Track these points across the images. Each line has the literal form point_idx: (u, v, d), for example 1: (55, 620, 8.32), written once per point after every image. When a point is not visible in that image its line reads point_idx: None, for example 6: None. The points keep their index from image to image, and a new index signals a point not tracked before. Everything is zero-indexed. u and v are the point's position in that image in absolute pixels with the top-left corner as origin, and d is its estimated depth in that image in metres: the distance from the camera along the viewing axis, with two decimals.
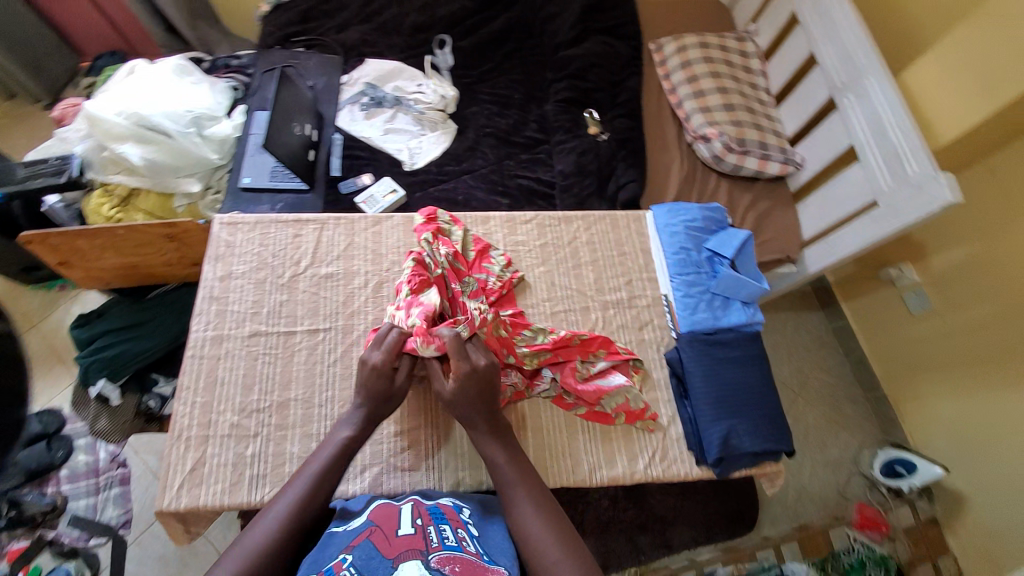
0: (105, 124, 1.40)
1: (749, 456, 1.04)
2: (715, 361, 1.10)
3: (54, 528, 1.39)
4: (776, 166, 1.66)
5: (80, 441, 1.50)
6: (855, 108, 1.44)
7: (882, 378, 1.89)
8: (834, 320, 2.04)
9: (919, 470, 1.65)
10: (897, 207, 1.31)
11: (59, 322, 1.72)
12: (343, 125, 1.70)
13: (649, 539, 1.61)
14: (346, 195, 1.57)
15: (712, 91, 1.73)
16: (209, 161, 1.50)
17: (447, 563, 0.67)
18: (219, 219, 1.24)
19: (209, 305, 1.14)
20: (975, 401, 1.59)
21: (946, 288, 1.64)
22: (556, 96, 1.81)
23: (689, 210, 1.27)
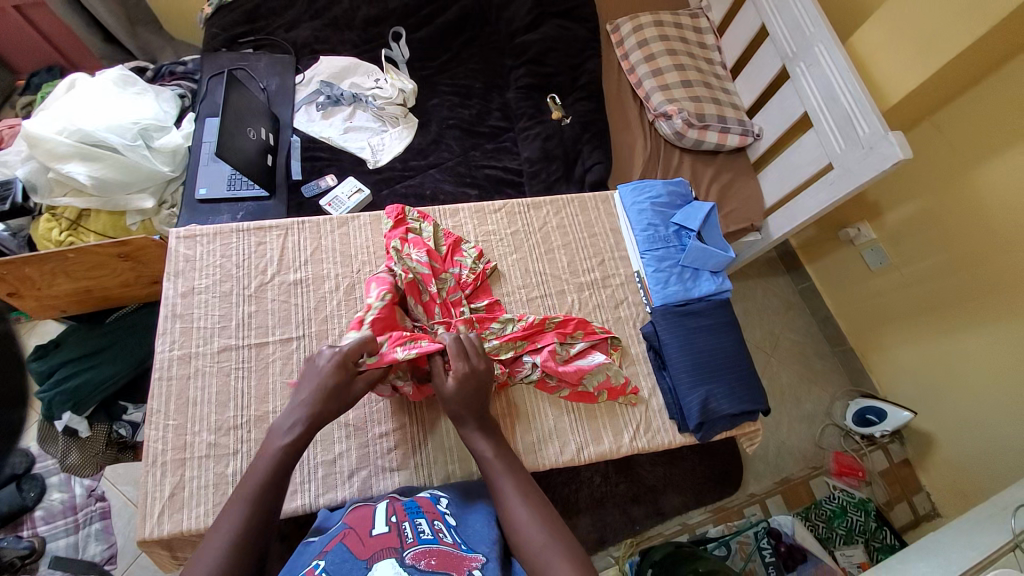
0: (45, 143, 1.31)
1: (728, 420, 1.07)
2: (688, 331, 1.13)
3: (35, 572, 1.35)
4: (735, 138, 1.71)
5: (54, 479, 1.44)
6: (806, 76, 1.48)
7: (847, 333, 1.99)
8: (799, 283, 2.13)
9: (890, 416, 1.75)
10: (850, 169, 1.36)
11: None
12: (300, 127, 1.65)
13: (642, 509, 1.68)
14: (310, 198, 1.54)
15: (670, 68, 1.75)
16: (161, 175, 1.44)
17: (422, 557, 0.69)
18: (176, 233, 1.19)
19: (173, 324, 1.10)
20: (933, 346, 1.70)
21: (900, 242, 1.72)
22: (517, 83, 1.81)
23: (654, 187, 1.28)
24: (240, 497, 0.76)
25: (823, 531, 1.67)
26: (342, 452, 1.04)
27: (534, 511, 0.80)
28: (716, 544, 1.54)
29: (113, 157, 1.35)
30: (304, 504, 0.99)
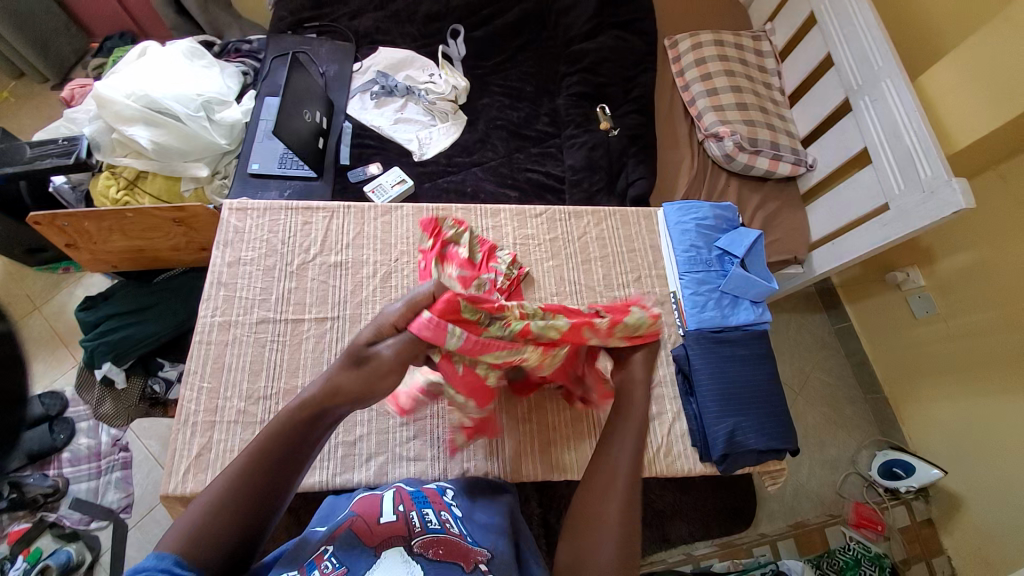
0: (114, 106, 1.38)
1: (754, 454, 1.03)
2: (721, 359, 1.10)
3: (55, 511, 1.45)
4: (787, 167, 1.66)
5: (83, 424, 1.54)
6: (870, 111, 1.43)
7: (882, 380, 1.91)
8: (837, 321, 2.04)
9: (917, 472, 1.66)
10: (907, 212, 1.31)
11: (61, 305, 1.72)
12: (353, 113, 1.69)
13: (648, 532, 1.64)
14: (355, 183, 1.57)
15: (726, 89, 1.72)
16: (218, 147, 1.50)
17: (431, 547, 0.71)
18: (229, 204, 1.23)
19: (217, 291, 1.14)
20: (973, 404, 1.61)
21: (951, 292, 1.64)
22: (568, 90, 1.80)
23: (700, 208, 1.25)
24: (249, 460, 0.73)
25: None
26: (362, 435, 1.05)
27: (620, 514, 0.80)
28: None
29: (175, 126, 1.42)
30: (320, 482, 1.01)
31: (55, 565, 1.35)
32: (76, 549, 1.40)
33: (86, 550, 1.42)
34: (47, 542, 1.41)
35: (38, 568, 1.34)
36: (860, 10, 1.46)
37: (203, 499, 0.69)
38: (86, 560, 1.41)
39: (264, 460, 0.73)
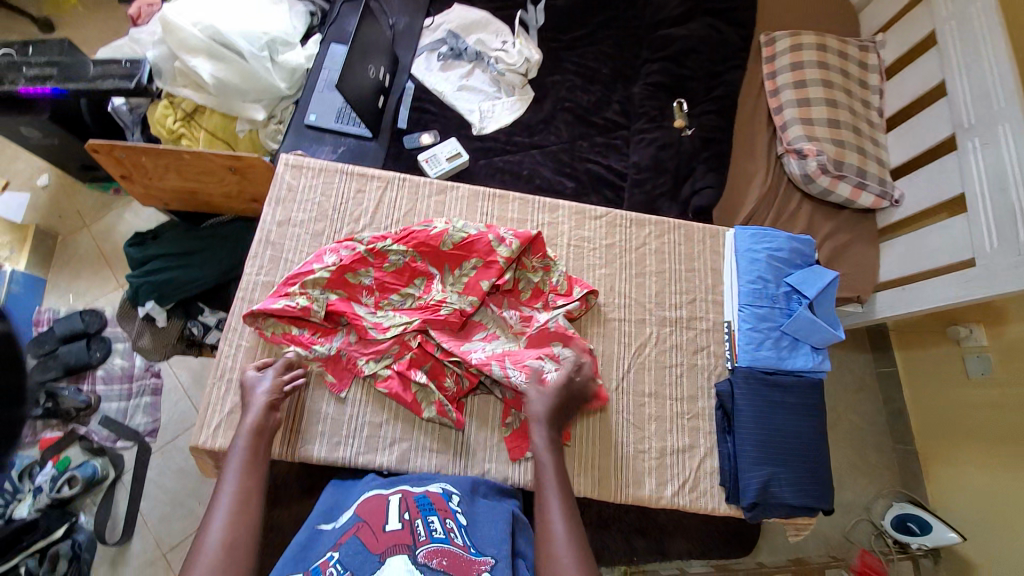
0: (179, 34, 1.34)
1: (786, 508, 1.00)
2: (769, 404, 1.05)
3: (86, 425, 1.52)
4: (870, 198, 1.51)
5: (119, 345, 1.59)
6: (978, 154, 1.28)
7: (917, 434, 1.81)
8: (882, 365, 1.93)
9: (933, 532, 1.58)
10: (994, 274, 1.19)
11: (111, 225, 1.74)
12: (417, 73, 1.61)
13: (646, 542, 1.59)
14: (409, 150, 1.51)
15: (819, 102, 1.56)
16: (277, 91, 1.44)
17: (434, 557, 0.68)
18: (286, 159, 1.20)
19: (265, 249, 1.12)
20: (1009, 481, 1.51)
21: (1014, 359, 1.50)
22: (646, 79, 1.68)
23: (776, 238, 1.17)
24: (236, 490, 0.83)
25: None
26: (387, 418, 1.04)
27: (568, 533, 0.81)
28: None
29: (237, 63, 1.37)
30: (345, 458, 1.01)
31: (81, 478, 1.43)
32: (102, 465, 1.48)
33: (110, 467, 1.49)
34: (76, 453, 1.49)
35: (65, 478, 1.42)
36: (991, 38, 1.28)
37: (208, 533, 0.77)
38: (110, 475, 1.49)
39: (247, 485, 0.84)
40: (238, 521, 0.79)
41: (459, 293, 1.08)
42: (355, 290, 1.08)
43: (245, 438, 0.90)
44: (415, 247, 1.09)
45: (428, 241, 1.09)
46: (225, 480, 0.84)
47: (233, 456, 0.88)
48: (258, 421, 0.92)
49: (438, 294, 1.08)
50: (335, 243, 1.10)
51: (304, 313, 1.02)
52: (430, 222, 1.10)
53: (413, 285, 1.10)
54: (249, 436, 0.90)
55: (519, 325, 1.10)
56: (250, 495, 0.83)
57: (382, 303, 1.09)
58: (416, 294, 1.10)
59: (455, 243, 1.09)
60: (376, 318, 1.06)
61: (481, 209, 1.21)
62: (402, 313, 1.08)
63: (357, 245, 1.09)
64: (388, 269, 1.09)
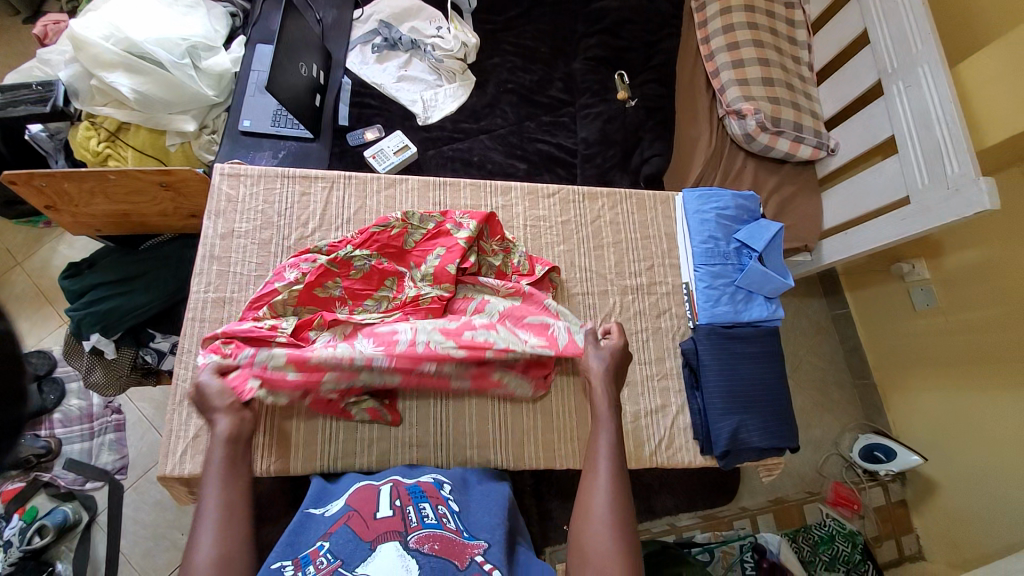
0: (90, 49, 1.25)
1: (757, 451, 1.05)
2: (731, 355, 1.09)
3: (49, 471, 1.42)
4: (808, 150, 1.56)
5: (73, 385, 1.49)
6: (902, 97, 1.34)
7: (873, 368, 1.93)
8: (835, 308, 2.04)
9: (898, 457, 1.69)
10: (927, 206, 1.26)
11: (46, 261, 1.63)
12: (353, 68, 1.57)
13: (634, 504, 1.68)
14: (354, 147, 1.47)
15: (752, 62, 1.58)
16: (206, 99, 1.38)
17: (426, 542, 0.65)
18: (221, 169, 1.15)
19: (210, 265, 1.08)
20: (957, 399, 1.63)
21: (955, 285, 1.60)
22: (585, 54, 1.70)
23: (723, 197, 1.21)
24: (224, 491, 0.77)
25: (807, 554, 1.66)
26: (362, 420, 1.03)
27: (612, 501, 0.78)
28: (701, 550, 1.56)
29: (159, 74, 1.29)
30: (325, 464, 1.00)
31: (52, 525, 1.35)
32: (72, 509, 1.41)
33: (82, 510, 1.42)
34: (43, 501, 1.41)
35: (34, 528, 1.34)
36: None
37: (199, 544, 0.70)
38: (83, 519, 1.42)
39: (234, 488, 0.78)
40: (229, 531, 0.72)
41: (431, 285, 1.06)
42: (327, 303, 1.05)
43: (224, 447, 0.82)
44: (380, 250, 1.07)
45: (390, 242, 1.08)
46: (208, 487, 0.77)
47: (214, 464, 0.80)
48: (232, 429, 0.85)
49: (411, 290, 1.06)
50: (293, 257, 1.05)
51: (273, 331, 0.98)
52: (388, 220, 1.08)
53: (384, 287, 1.08)
54: (226, 445, 0.83)
55: (506, 289, 1.08)
56: (237, 502, 0.77)
57: (358, 311, 1.06)
58: (389, 295, 1.08)
59: (417, 241, 1.09)
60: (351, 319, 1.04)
61: (434, 198, 1.20)
62: (378, 315, 1.05)
63: (314, 250, 1.05)
64: (356, 277, 1.06)
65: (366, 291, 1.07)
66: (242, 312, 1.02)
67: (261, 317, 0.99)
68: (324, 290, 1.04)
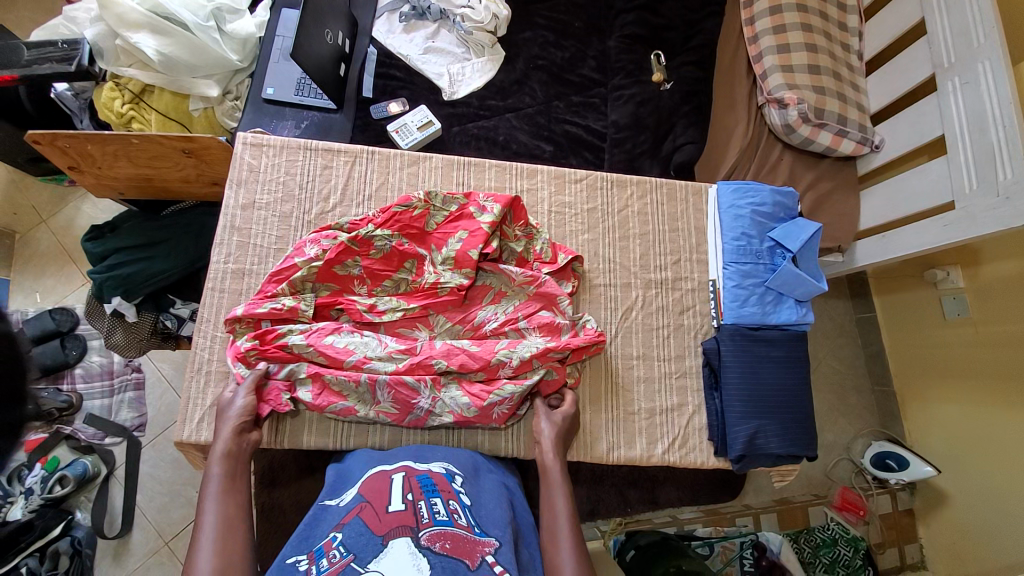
0: (118, 9, 1.22)
1: (771, 458, 1.03)
2: (755, 357, 1.06)
3: (71, 424, 1.48)
4: (850, 145, 1.48)
5: (95, 343, 1.54)
6: (958, 95, 1.25)
7: (895, 375, 1.87)
8: (861, 311, 1.98)
9: (910, 468, 1.65)
10: (973, 215, 1.18)
11: (71, 221, 1.65)
12: (379, 37, 1.53)
13: (638, 494, 1.61)
14: (377, 120, 1.44)
15: (799, 48, 1.48)
16: (229, 64, 1.35)
17: (438, 540, 0.64)
18: (244, 137, 1.13)
19: (231, 235, 1.07)
20: (977, 414, 1.57)
21: (988, 298, 1.53)
22: (622, 31, 1.63)
23: (759, 192, 1.16)
24: (220, 496, 0.79)
25: (807, 556, 1.64)
26: None
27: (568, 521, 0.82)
28: (702, 545, 1.57)
29: (184, 36, 1.26)
30: (337, 442, 1.01)
31: (73, 476, 1.40)
32: (92, 462, 1.45)
33: (101, 463, 1.47)
34: (64, 453, 1.46)
35: (56, 478, 1.39)
36: None
37: (201, 550, 0.71)
38: (101, 472, 1.47)
39: (232, 494, 0.80)
40: (229, 551, 0.72)
41: (452, 270, 1.04)
42: (346, 282, 1.04)
43: (221, 466, 0.83)
44: (402, 233, 1.05)
45: (412, 223, 1.05)
46: (206, 506, 0.77)
47: (211, 484, 0.80)
48: (229, 448, 0.85)
49: (431, 276, 1.04)
50: (314, 233, 1.04)
51: (293, 313, 0.98)
52: (410, 200, 1.05)
53: (404, 269, 1.06)
54: (223, 464, 0.83)
55: (523, 279, 1.05)
56: (236, 522, 0.76)
57: (376, 291, 1.05)
58: (408, 278, 1.06)
59: (439, 223, 1.07)
60: (370, 304, 1.03)
61: (456, 178, 1.17)
62: (396, 299, 1.05)
63: (335, 227, 1.04)
64: (376, 256, 1.04)
65: (386, 272, 1.05)
66: (262, 285, 1.01)
67: (276, 298, 0.98)
68: (343, 270, 1.03)
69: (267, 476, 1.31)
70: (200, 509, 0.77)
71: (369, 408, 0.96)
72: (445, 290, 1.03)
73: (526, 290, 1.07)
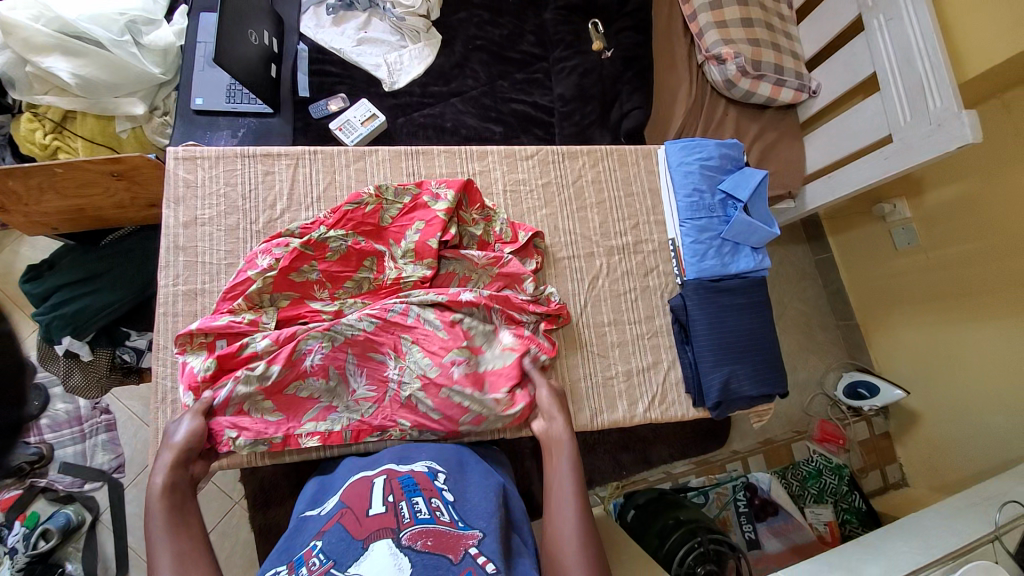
0: (22, 32, 1.12)
1: (747, 400, 1.07)
2: (721, 308, 1.09)
3: (45, 476, 1.41)
4: (789, 93, 1.52)
5: (56, 390, 1.45)
6: (884, 32, 1.29)
7: (856, 309, 1.96)
8: (819, 253, 2.06)
9: (882, 393, 1.74)
10: (910, 145, 1.24)
11: (8, 266, 1.55)
12: (308, 33, 1.47)
13: (631, 457, 1.72)
14: (318, 120, 1.40)
15: (731, 2, 1.50)
16: (153, 78, 1.29)
17: (419, 538, 0.64)
18: (174, 152, 1.08)
19: (176, 256, 1.03)
20: (936, 333, 1.67)
21: (935, 223, 1.61)
22: (556, 3, 1.62)
23: (705, 146, 1.18)
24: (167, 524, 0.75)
25: (795, 488, 1.75)
26: None
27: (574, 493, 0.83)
28: (696, 494, 1.62)
29: (99, 54, 1.19)
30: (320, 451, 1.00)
31: (56, 528, 1.35)
32: (75, 511, 1.40)
33: (85, 511, 1.42)
34: (43, 506, 1.39)
35: (38, 532, 1.34)
36: None
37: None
38: (86, 519, 1.41)
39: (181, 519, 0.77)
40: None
41: (413, 262, 1.03)
42: (305, 288, 1.00)
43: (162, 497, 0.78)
44: (357, 231, 1.03)
45: (365, 220, 1.03)
46: (156, 542, 0.73)
47: (155, 517, 0.76)
48: (167, 481, 0.80)
49: (392, 271, 1.03)
50: (264, 242, 1.00)
51: (254, 327, 0.96)
52: (360, 197, 1.03)
53: (364, 268, 1.04)
54: (164, 499, 0.78)
55: (485, 261, 1.05)
56: (196, 555, 0.73)
57: (338, 294, 1.02)
58: (369, 276, 1.04)
59: (394, 217, 1.06)
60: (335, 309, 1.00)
61: (407, 168, 1.15)
62: (360, 299, 1.02)
63: (285, 233, 1.00)
64: (333, 258, 1.01)
65: (345, 273, 1.02)
66: (216, 304, 0.98)
67: (235, 312, 0.96)
68: (302, 276, 1.00)
69: (259, 496, 1.29)
70: (150, 547, 0.73)
71: (346, 399, 0.96)
72: (410, 283, 1.02)
73: (490, 272, 1.07)
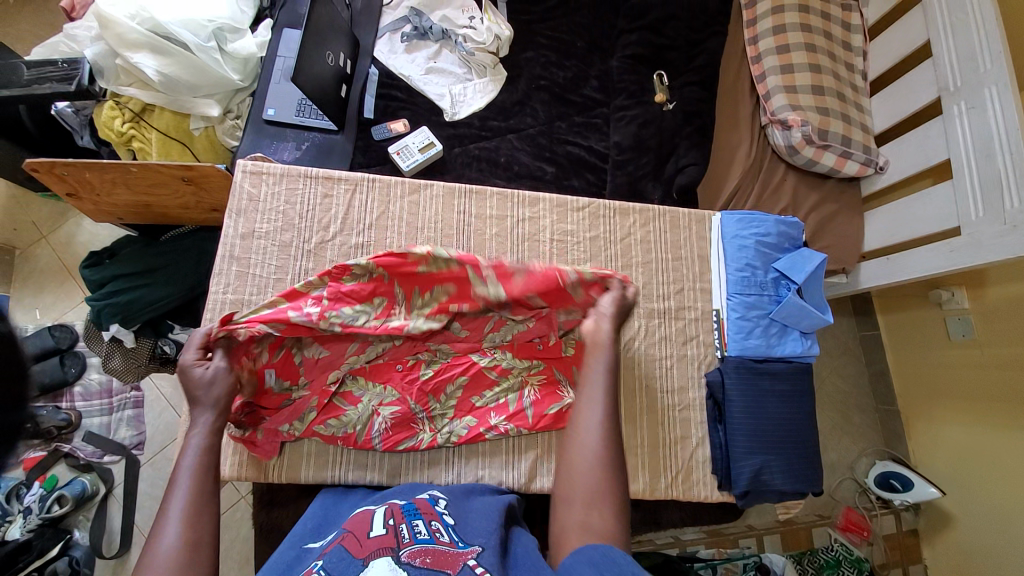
0: (117, 28, 1.20)
1: (776, 493, 1.03)
2: (760, 391, 1.06)
3: (70, 442, 1.46)
4: (855, 167, 1.46)
5: (93, 360, 1.52)
6: (963, 119, 1.23)
7: (898, 395, 1.86)
8: (864, 329, 1.96)
9: (914, 488, 1.63)
10: (980, 242, 1.17)
11: (69, 236, 1.64)
12: (380, 58, 1.52)
13: (640, 514, 1.54)
14: (379, 142, 1.44)
15: (804, 68, 1.46)
16: (230, 83, 1.35)
17: (418, 555, 0.62)
18: (242, 166, 1.12)
19: (230, 265, 1.06)
20: (981, 435, 1.56)
21: (997, 320, 1.50)
22: (623, 51, 1.62)
23: (763, 222, 1.15)
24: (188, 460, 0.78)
25: None
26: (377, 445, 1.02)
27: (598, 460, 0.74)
28: (704, 566, 1.53)
29: (183, 55, 1.25)
30: (335, 477, 1.00)
31: (71, 495, 1.38)
32: (91, 480, 1.44)
33: (99, 482, 1.45)
34: (63, 470, 1.45)
35: (54, 496, 1.37)
36: None
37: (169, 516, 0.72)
38: (100, 490, 1.45)
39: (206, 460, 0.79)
40: (190, 557, 0.69)
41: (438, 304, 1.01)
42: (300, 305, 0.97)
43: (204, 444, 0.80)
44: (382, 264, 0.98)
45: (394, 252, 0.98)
46: (178, 485, 0.75)
47: (187, 464, 0.77)
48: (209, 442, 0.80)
49: (398, 319, 1.00)
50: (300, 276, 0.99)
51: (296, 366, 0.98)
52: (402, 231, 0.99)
53: (371, 303, 1.00)
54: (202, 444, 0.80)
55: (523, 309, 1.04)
56: (201, 504, 0.74)
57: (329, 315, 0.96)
58: (371, 312, 0.99)
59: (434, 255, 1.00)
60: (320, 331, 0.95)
61: (458, 207, 1.16)
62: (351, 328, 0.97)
63: None
64: (349, 282, 0.98)
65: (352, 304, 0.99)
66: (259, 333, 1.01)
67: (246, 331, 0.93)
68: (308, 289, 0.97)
69: (264, 497, 1.29)
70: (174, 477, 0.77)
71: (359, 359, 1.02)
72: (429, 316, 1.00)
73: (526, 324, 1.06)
